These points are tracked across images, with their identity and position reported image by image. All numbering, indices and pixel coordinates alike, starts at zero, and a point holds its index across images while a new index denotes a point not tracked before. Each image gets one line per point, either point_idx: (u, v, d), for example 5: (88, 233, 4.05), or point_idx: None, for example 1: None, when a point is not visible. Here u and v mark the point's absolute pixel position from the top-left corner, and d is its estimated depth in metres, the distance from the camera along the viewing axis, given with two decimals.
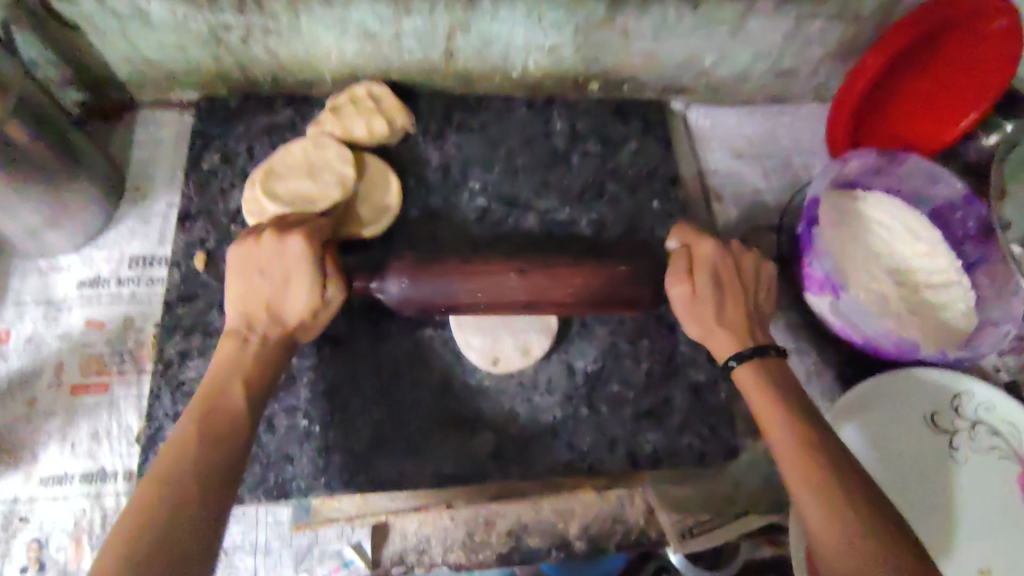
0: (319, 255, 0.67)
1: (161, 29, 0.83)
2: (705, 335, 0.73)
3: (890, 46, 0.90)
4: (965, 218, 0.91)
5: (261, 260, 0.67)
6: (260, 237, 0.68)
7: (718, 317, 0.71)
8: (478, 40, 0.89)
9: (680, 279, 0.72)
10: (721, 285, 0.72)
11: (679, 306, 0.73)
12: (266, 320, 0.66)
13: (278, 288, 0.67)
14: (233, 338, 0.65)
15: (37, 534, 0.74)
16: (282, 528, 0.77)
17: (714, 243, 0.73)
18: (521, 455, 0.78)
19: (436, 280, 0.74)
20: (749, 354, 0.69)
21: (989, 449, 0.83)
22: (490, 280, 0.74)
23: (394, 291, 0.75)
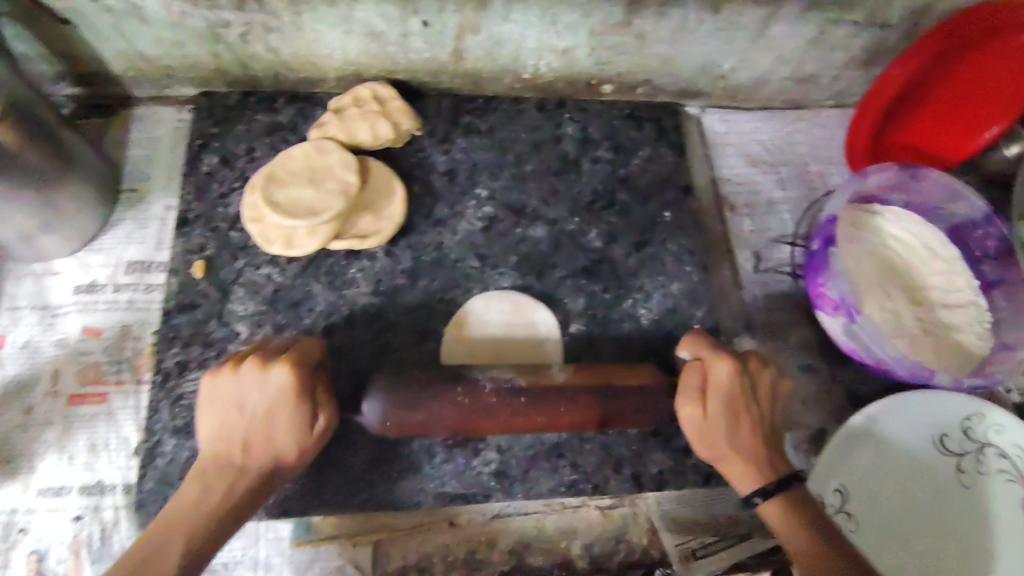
0: (306, 388, 0.64)
1: (157, 25, 0.80)
2: (718, 460, 0.68)
3: (919, 56, 0.87)
4: (985, 235, 0.89)
5: (242, 388, 0.64)
6: (239, 367, 0.64)
7: (730, 444, 0.67)
8: (489, 41, 0.86)
9: (691, 401, 0.67)
10: (737, 417, 0.67)
11: (689, 429, 0.68)
12: (243, 459, 0.62)
13: (257, 425, 0.63)
14: (213, 466, 0.62)
15: (35, 546, 0.73)
16: (282, 544, 0.76)
17: (731, 369, 0.67)
18: (524, 475, 0.77)
19: (421, 411, 0.68)
20: (774, 489, 0.65)
21: (997, 473, 0.82)
22: (481, 405, 0.68)
23: (371, 415, 0.69)
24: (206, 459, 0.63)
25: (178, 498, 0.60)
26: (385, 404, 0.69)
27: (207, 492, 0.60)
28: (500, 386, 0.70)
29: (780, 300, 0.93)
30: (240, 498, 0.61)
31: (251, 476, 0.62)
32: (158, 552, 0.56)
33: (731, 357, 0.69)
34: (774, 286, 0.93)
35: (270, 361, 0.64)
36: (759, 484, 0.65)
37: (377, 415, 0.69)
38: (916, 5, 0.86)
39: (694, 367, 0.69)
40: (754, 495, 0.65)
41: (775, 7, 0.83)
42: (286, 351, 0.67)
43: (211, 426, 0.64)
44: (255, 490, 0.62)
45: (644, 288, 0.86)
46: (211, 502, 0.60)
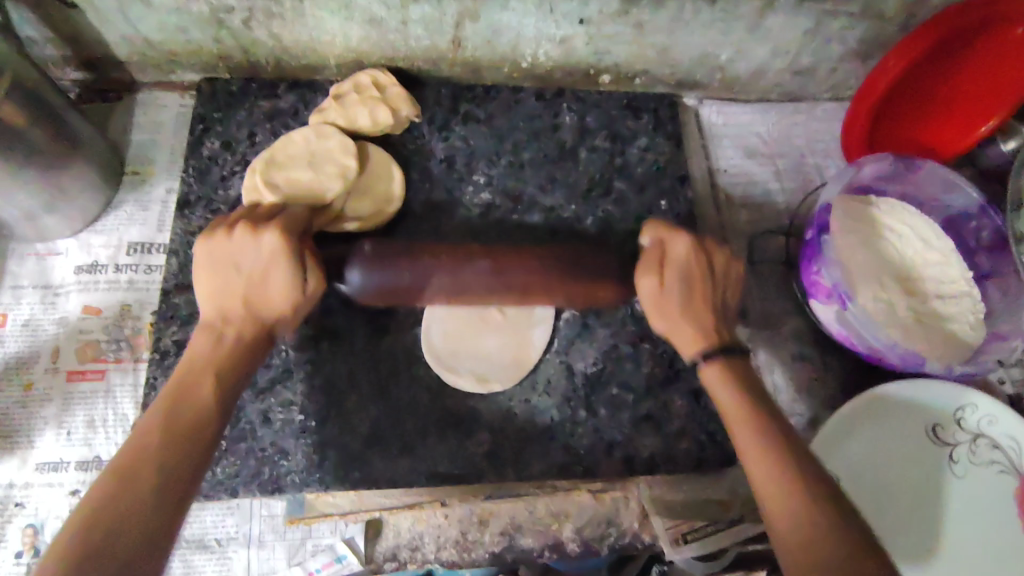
0: (297, 253, 0.65)
1: (161, 9, 0.81)
2: (671, 330, 0.70)
3: (914, 48, 0.87)
4: (979, 227, 0.90)
5: (234, 250, 0.65)
6: (235, 230, 0.65)
7: (688, 313, 0.69)
8: (488, 29, 0.87)
9: (650, 275, 0.70)
10: (693, 288, 0.69)
11: (647, 304, 0.70)
12: (240, 320, 0.63)
13: (255, 284, 0.64)
14: (208, 332, 0.63)
15: (32, 520, 0.74)
16: (276, 521, 0.77)
17: (688, 245, 0.70)
18: (516, 457, 0.77)
19: (391, 260, 0.72)
20: (716, 356, 0.67)
21: (988, 463, 0.82)
22: (461, 266, 0.73)
23: (354, 283, 0.72)
24: (210, 320, 0.63)
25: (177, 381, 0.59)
26: (367, 265, 0.72)
27: (212, 352, 0.61)
28: (480, 262, 0.73)
29: (775, 290, 0.93)
30: (229, 383, 0.60)
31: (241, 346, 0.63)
32: (182, 412, 0.56)
33: (689, 234, 0.71)
34: (769, 276, 0.94)
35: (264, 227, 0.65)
36: (704, 351, 0.67)
37: (361, 283, 0.72)
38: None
39: (654, 244, 0.72)
40: (707, 369, 0.67)
41: None
42: (274, 219, 0.68)
43: (206, 292, 0.64)
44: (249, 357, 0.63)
45: None
46: (215, 363, 0.60)
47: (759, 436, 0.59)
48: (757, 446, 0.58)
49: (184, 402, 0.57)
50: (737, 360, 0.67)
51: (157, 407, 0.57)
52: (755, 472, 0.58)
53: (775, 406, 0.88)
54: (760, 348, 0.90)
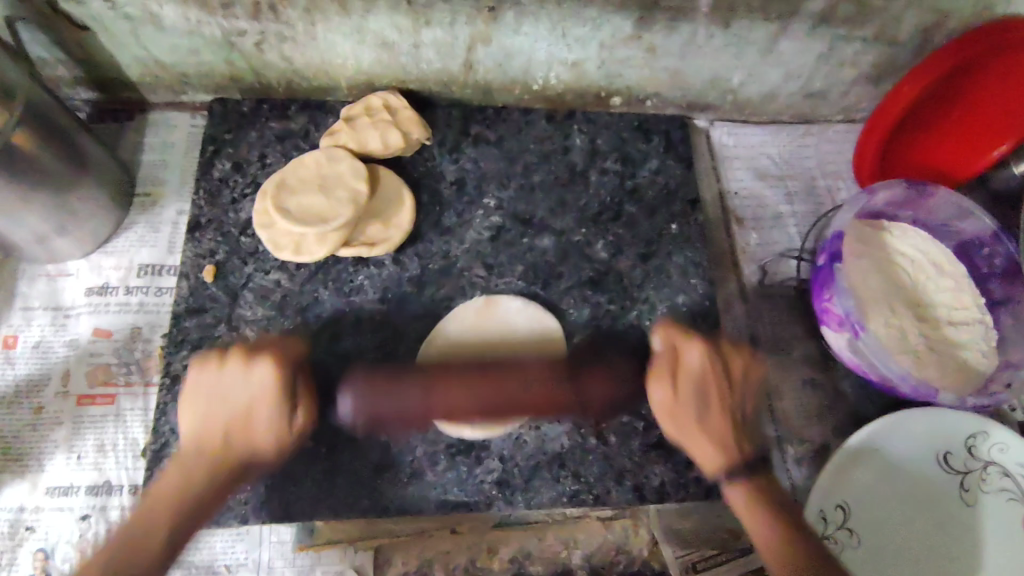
0: (286, 396, 0.65)
1: (174, 32, 0.81)
2: (688, 443, 0.68)
3: (927, 74, 0.86)
4: (992, 253, 0.89)
5: (223, 386, 0.63)
6: (224, 360, 0.65)
7: (699, 421, 0.67)
8: (500, 53, 0.87)
9: (662, 381, 0.69)
10: (707, 407, 0.68)
11: (658, 410, 0.69)
12: (214, 464, 0.61)
13: (240, 412, 0.63)
14: (185, 459, 0.62)
15: (42, 544, 0.74)
16: (285, 548, 0.77)
17: (701, 353, 0.69)
18: (526, 484, 0.77)
19: (385, 395, 0.71)
20: (737, 473, 0.66)
21: (999, 491, 0.82)
22: (461, 392, 0.70)
23: (346, 411, 0.72)
24: (187, 451, 0.62)
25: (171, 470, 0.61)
26: (357, 397, 0.71)
27: (191, 466, 0.61)
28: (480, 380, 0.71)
29: (786, 315, 0.93)
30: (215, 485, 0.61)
31: (221, 475, 0.62)
32: (127, 562, 0.55)
33: (701, 342, 0.70)
34: (779, 300, 0.94)
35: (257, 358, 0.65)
36: (726, 471, 0.66)
37: (353, 407, 0.72)
38: (926, 23, 0.86)
39: (666, 349, 0.71)
40: (722, 476, 0.66)
41: (785, 22, 0.84)
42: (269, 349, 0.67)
43: (186, 419, 0.63)
44: (221, 495, 0.62)
45: (649, 300, 0.87)
46: (184, 485, 0.60)
47: (766, 525, 0.63)
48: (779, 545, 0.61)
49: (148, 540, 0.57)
50: (760, 475, 0.67)
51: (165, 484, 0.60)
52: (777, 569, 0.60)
53: (785, 433, 0.87)
54: (771, 374, 0.90)
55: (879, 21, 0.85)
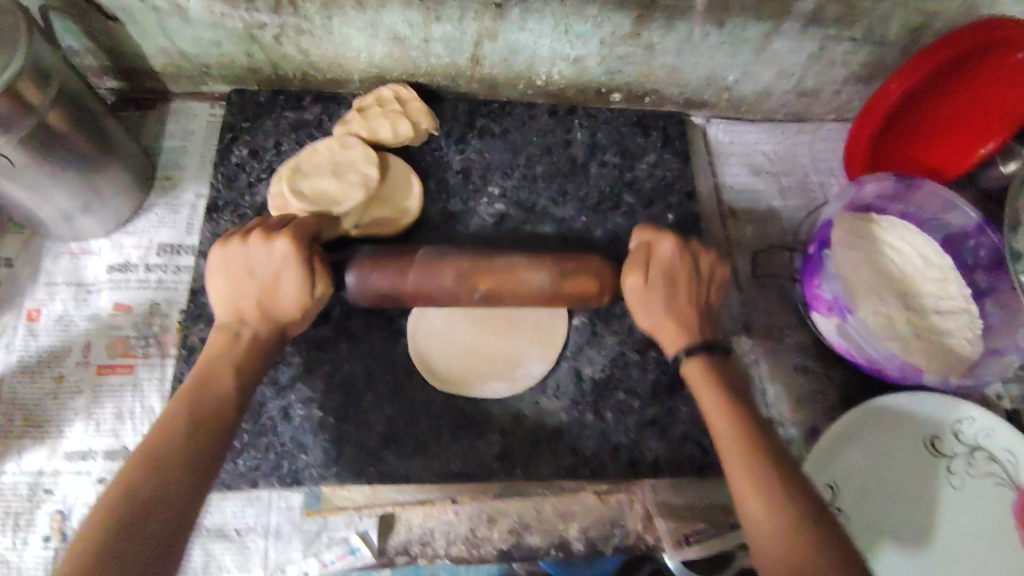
0: (308, 258, 0.70)
1: (198, 24, 0.86)
2: (657, 328, 0.75)
3: (914, 73, 0.91)
4: (977, 246, 0.92)
5: (250, 259, 0.70)
6: (250, 236, 0.71)
7: (667, 310, 0.74)
8: (506, 48, 0.91)
9: (635, 272, 0.74)
10: (676, 287, 0.74)
11: (630, 297, 0.75)
12: (255, 320, 0.69)
13: (268, 288, 0.69)
14: (226, 330, 0.69)
15: (60, 506, 0.78)
16: (293, 514, 0.81)
17: (673, 246, 0.75)
18: (526, 457, 0.80)
19: (385, 274, 0.76)
20: (697, 351, 0.71)
21: (985, 475, 0.84)
22: (430, 278, 0.75)
23: (352, 284, 0.76)
24: (225, 323, 0.70)
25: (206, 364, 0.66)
26: (361, 274, 0.75)
27: (231, 351, 0.67)
28: (481, 261, 0.76)
29: (778, 304, 0.96)
30: (259, 348, 0.68)
31: (260, 335, 0.69)
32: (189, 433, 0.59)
33: (674, 236, 0.76)
34: (772, 289, 0.97)
35: (275, 231, 0.71)
36: (688, 345, 0.72)
37: (355, 283, 0.76)
38: (913, 24, 0.90)
39: (640, 248, 0.76)
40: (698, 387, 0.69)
41: (777, 23, 0.88)
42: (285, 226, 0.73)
43: (219, 288, 0.70)
44: (267, 343, 0.69)
45: None
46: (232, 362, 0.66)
47: (754, 472, 0.60)
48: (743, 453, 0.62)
49: (210, 417, 0.61)
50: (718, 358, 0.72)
51: (207, 372, 0.65)
52: (747, 500, 0.59)
53: (777, 415, 0.90)
54: (763, 359, 0.93)
55: (867, 22, 0.89)
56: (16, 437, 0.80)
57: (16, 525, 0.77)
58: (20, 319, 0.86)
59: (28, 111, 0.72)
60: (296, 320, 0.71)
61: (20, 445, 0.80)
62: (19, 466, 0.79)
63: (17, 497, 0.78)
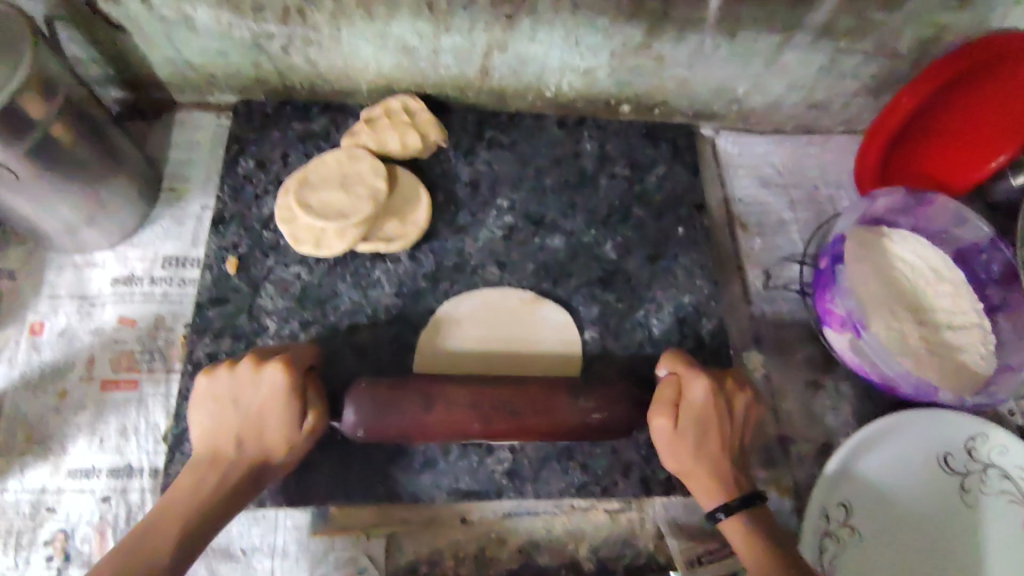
0: (299, 387, 0.69)
1: (205, 34, 0.85)
2: (687, 474, 0.71)
3: (922, 89, 0.90)
4: (990, 260, 0.92)
5: (240, 392, 0.69)
6: (240, 365, 0.70)
7: (697, 451, 0.71)
8: (515, 59, 0.90)
9: (662, 415, 0.72)
10: (706, 433, 0.71)
11: (658, 439, 0.73)
12: (233, 459, 0.66)
13: (252, 425, 0.67)
14: (195, 469, 0.66)
15: (62, 525, 0.76)
16: (300, 532, 0.79)
17: (706, 391, 0.72)
18: (536, 475, 0.79)
19: (386, 412, 0.69)
20: (736, 505, 0.68)
21: (999, 493, 0.83)
22: (456, 419, 0.69)
23: (347, 422, 0.69)
24: (199, 460, 0.67)
25: (176, 489, 0.64)
26: (359, 408, 0.69)
27: (198, 485, 0.64)
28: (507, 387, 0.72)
29: (789, 317, 0.95)
30: (221, 494, 0.64)
31: (232, 476, 0.65)
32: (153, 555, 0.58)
33: (707, 378, 0.73)
34: (783, 302, 0.96)
35: (265, 362, 0.69)
36: (727, 503, 0.69)
37: (354, 421, 0.69)
38: (924, 37, 0.89)
39: (671, 380, 0.74)
40: (717, 496, 0.70)
41: (789, 35, 0.87)
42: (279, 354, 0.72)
43: (201, 424, 0.68)
44: (241, 490, 0.66)
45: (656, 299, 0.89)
46: (195, 506, 0.63)
47: (756, 560, 0.65)
48: (751, 547, 0.66)
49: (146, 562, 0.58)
50: (757, 509, 0.69)
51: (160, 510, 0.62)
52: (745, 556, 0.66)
53: (788, 431, 0.89)
54: (774, 374, 0.92)
55: (879, 35, 0.89)
56: (18, 453, 0.79)
57: (18, 544, 0.75)
58: (23, 333, 0.84)
59: (32, 123, 0.71)
60: (277, 461, 0.68)
61: (23, 461, 0.78)
62: (21, 483, 0.78)
63: (19, 516, 0.76)
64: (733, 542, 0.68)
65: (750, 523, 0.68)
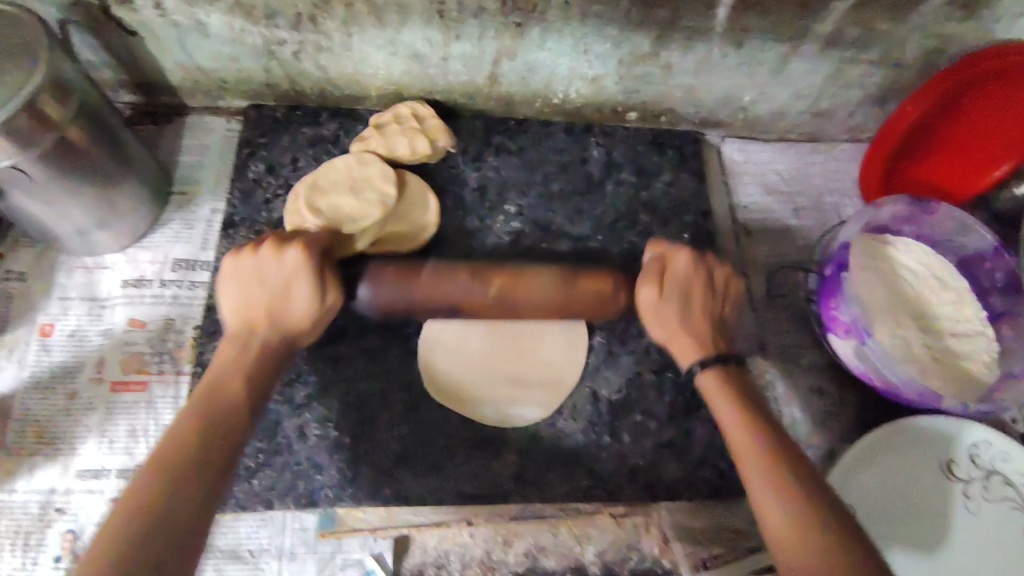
0: (319, 271, 0.70)
1: (217, 40, 0.86)
2: (670, 342, 0.73)
3: (931, 95, 0.91)
4: (994, 268, 0.92)
5: (261, 270, 0.69)
6: (259, 248, 0.70)
7: (682, 322, 0.72)
8: (524, 67, 0.91)
9: (648, 284, 0.74)
10: (690, 300, 0.73)
11: (646, 312, 0.74)
12: (263, 330, 0.67)
13: (278, 294, 0.68)
14: (234, 339, 0.67)
15: (71, 526, 0.77)
16: (307, 535, 0.80)
17: (688, 262, 0.74)
18: (542, 479, 0.79)
19: (399, 287, 0.75)
20: (716, 365, 0.70)
21: (1001, 499, 0.84)
22: (445, 287, 0.75)
23: (365, 296, 0.75)
24: (236, 330, 0.67)
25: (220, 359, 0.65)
26: (371, 287, 0.75)
27: (240, 356, 0.65)
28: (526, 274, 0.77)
29: (792, 324, 0.96)
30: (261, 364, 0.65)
31: (269, 344, 0.67)
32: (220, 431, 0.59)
33: (687, 251, 0.75)
34: (787, 309, 0.97)
35: (288, 243, 0.70)
36: (708, 372, 0.70)
37: (369, 295, 0.75)
38: (929, 48, 0.90)
39: (655, 258, 0.76)
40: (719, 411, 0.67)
41: (795, 44, 0.88)
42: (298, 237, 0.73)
43: (233, 304, 0.69)
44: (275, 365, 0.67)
45: None
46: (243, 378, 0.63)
47: (756, 464, 0.60)
48: (754, 449, 0.61)
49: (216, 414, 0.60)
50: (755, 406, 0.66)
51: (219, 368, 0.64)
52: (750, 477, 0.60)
53: (793, 438, 0.90)
54: (779, 380, 0.93)
55: (884, 45, 0.89)
56: (27, 454, 0.79)
57: (26, 544, 0.76)
58: (33, 334, 0.85)
59: (48, 127, 0.71)
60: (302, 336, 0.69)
61: (32, 462, 0.79)
62: (30, 484, 0.78)
63: (28, 517, 0.77)
64: (731, 440, 0.64)
65: (757, 426, 0.63)
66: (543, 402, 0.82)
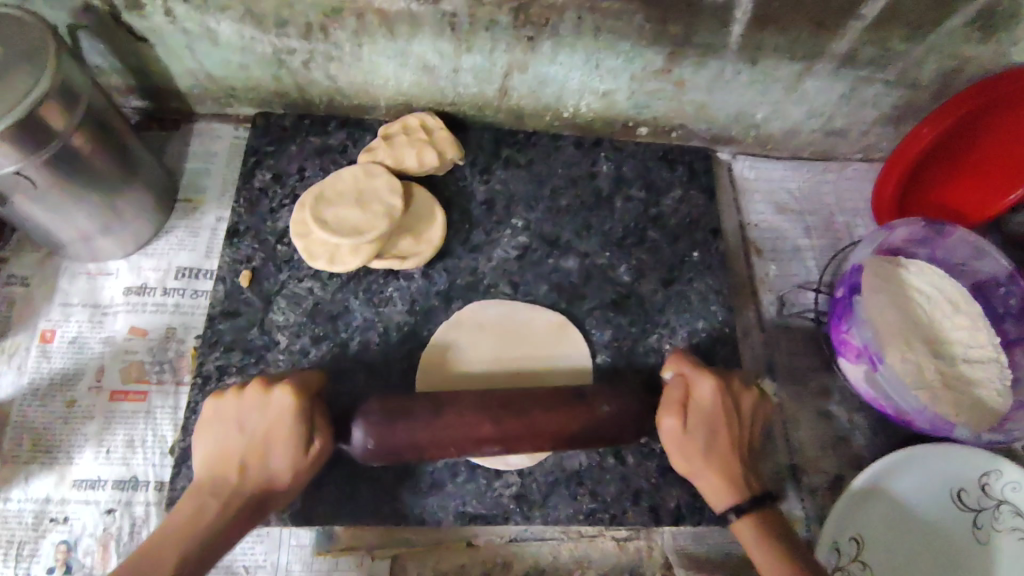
0: (306, 421, 0.66)
1: (226, 48, 0.85)
2: (701, 484, 0.69)
3: (945, 118, 0.89)
4: (1007, 294, 0.90)
5: (241, 412, 0.66)
6: (245, 389, 0.67)
7: (706, 454, 0.68)
8: (535, 80, 0.90)
9: (671, 412, 0.69)
10: (716, 429, 0.69)
11: (667, 441, 0.70)
12: (235, 484, 0.63)
13: (255, 447, 0.64)
14: (202, 491, 0.63)
15: (65, 537, 0.76)
16: (304, 552, 0.78)
17: (712, 387, 0.70)
18: (544, 499, 0.78)
19: (396, 432, 0.67)
20: (748, 505, 0.67)
21: (1010, 530, 0.82)
22: (457, 422, 0.68)
23: (357, 441, 0.68)
24: (204, 480, 0.64)
25: (179, 513, 0.61)
26: (369, 428, 0.67)
27: (200, 510, 0.61)
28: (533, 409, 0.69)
29: (801, 345, 0.95)
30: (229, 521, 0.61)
31: (243, 495, 0.63)
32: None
33: (714, 375, 0.71)
34: (795, 330, 0.95)
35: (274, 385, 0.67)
36: (735, 501, 0.67)
37: (362, 442, 0.67)
38: (947, 68, 0.89)
39: (677, 380, 0.72)
40: (732, 512, 0.67)
41: (810, 63, 0.87)
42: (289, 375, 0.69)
43: (207, 451, 0.65)
44: (243, 519, 0.63)
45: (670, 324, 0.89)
46: (196, 528, 0.60)
47: (776, 571, 0.63)
48: (769, 557, 0.64)
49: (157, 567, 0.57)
50: (770, 510, 0.68)
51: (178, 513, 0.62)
52: None
53: (800, 462, 0.88)
54: (787, 403, 0.91)
55: (901, 65, 0.88)
56: (23, 462, 0.78)
57: (19, 554, 0.75)
58: (33, 340, 0.84)
59: (53, 135, 0.70)
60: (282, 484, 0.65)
61: (28, 471, 0.78)
62: (25, 493, 0.77)
63: (21, 526, 0.76)
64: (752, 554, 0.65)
65: (769, 529, 0.66)
66: (529, 450, 0.78)
